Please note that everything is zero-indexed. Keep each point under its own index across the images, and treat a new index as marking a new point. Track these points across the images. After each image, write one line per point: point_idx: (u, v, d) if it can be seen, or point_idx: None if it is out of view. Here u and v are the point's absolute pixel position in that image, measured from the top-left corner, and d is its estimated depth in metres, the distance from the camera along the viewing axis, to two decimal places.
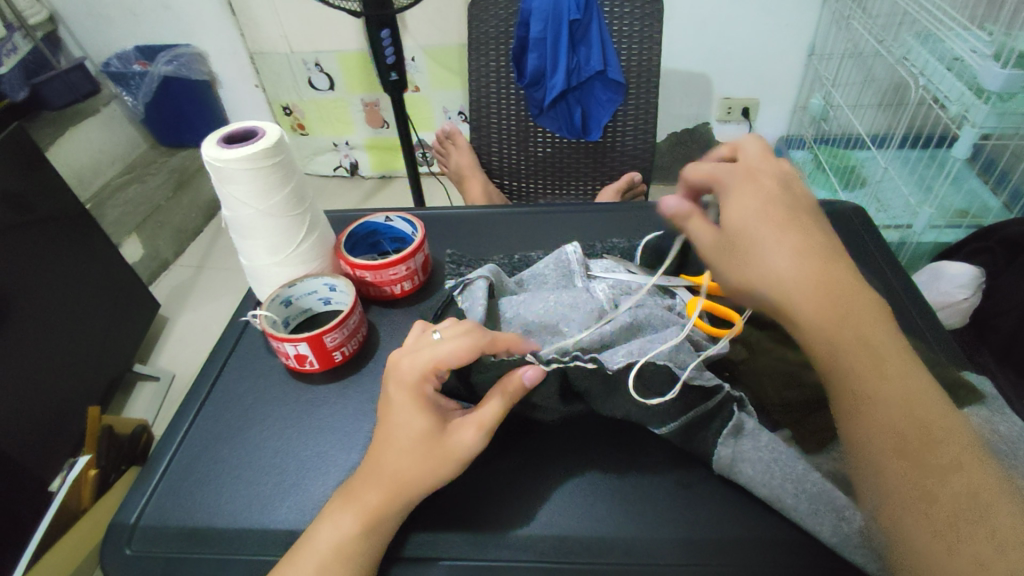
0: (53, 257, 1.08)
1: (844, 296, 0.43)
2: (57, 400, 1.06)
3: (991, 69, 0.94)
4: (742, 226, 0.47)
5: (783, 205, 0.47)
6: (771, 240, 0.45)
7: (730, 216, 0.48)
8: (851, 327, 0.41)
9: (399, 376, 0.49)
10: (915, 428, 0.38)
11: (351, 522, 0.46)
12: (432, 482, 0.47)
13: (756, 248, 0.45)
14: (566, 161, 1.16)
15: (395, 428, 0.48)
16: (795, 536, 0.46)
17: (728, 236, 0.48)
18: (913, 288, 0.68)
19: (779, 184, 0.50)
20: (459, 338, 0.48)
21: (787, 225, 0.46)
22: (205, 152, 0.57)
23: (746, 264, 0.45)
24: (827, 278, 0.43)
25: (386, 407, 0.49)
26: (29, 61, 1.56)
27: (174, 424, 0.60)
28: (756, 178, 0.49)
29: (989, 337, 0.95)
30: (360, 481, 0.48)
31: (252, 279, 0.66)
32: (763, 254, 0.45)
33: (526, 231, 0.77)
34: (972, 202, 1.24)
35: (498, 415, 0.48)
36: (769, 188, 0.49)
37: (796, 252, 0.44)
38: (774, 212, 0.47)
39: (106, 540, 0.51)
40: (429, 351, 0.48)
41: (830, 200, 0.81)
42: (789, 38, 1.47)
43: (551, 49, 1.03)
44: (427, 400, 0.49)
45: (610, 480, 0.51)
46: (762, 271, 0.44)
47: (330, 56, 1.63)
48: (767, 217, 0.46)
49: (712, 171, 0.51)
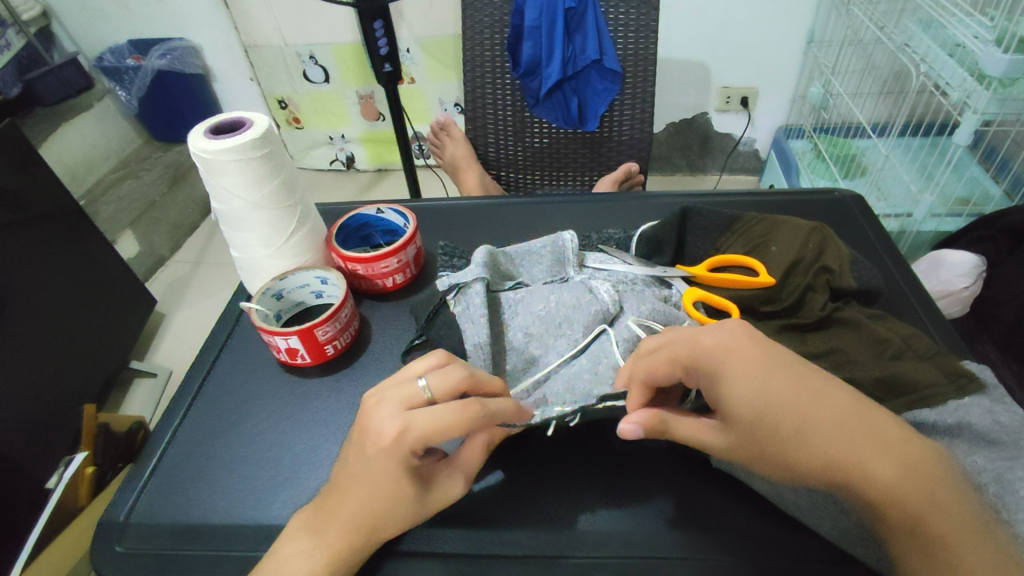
0: (46, 255, 1.07)
1: (860, 422, 0.39)
2: (51, 398, 1.05)
3: (991, 54, 0.92)
4: (750, 418, 0.40)
5: (777, 365, 0.40)
6: (797, 411, 0.39)
7: (736, 407, 0.40)
8: (878, 454, 0.37)
9: (378, 441, 0.41)
10: (945, 504, 0.37)
11: (317, 558, 0.43)
12: (404, 526, 0.45)
13: (780, 430, 0.39)
14: (564, 151, 1.15)
15: (368, 482, 0.43)
16: (795, 531, 0.46)
17: (742, 432, 0.40)
18: (914, 276, 0.67)
19: (758, 345, 0.41)
20: (462, 418, 0.41)
21: (798, 383, 0.39)
22: (193, 144, 0.56)
23: (782, 442, 0.39)
24: (851, 427, 0.38)
25: (357, 462, 0.43)
26: (22, 57, 1.52)
27: (167, 419, 0.59)
28: (732, 351, 0.41)
29: (991, 326, 0.93)
30: (328, 513, 0.44)
31: (245, 272, 0.64)
32: (791, 440, 0.39)
33: (521, 222, 0.76)
34: (973, 190, 1.23)
35: (480, 461, 0.46)
36: (752, 354, 0.40)
37: (819, 423, 0.38)
38: (776, 382, 0.39)
39: (97, 537, 0.51)
40: (424, 424, 0.41)
41: (829, 188, 0.80)
42: (789, 25, 1.45)
43: (547, 37, 1.02)
44: (409, 468, 0.43)
45: (598, 494, 0.49)
46: (793, 457, 0.39)
47: (325, 48, 1.61)
48: (774, 391, 0.39)
49: (669, 353, 0.43)
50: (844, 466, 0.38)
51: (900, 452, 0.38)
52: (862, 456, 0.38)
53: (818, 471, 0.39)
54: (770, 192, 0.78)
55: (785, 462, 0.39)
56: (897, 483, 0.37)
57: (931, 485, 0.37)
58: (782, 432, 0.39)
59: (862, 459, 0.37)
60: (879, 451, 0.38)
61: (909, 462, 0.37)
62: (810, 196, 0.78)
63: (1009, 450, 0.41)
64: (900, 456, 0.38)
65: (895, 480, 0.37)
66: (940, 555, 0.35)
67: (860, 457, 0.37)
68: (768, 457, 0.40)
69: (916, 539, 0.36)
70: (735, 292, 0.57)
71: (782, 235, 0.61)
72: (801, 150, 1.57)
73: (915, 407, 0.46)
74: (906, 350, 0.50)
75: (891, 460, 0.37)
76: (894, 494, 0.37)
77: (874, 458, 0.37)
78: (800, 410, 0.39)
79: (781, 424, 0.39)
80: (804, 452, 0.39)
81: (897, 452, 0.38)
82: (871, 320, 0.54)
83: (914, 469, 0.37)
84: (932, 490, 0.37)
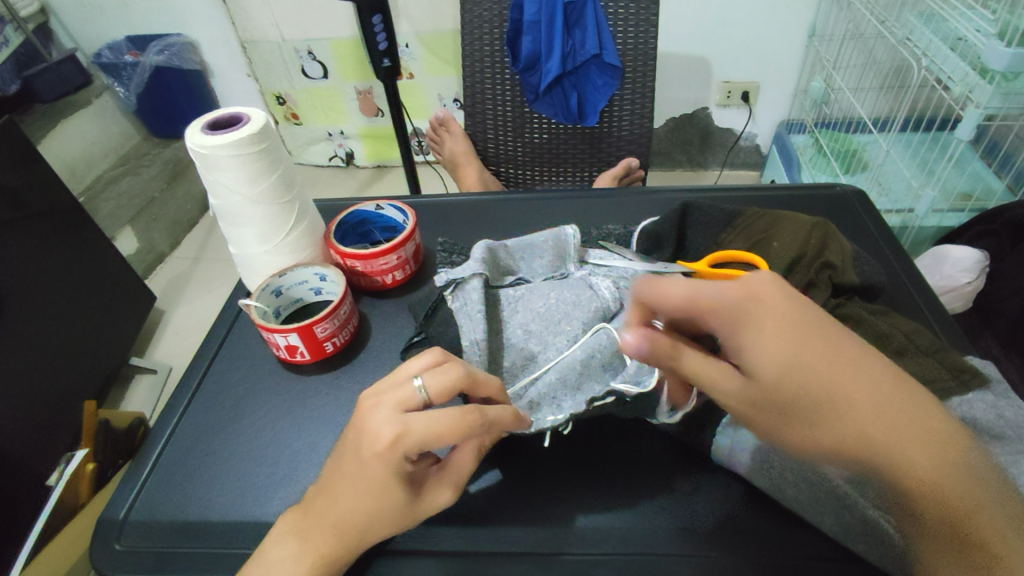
0: (45, 253, 1.07)
1: (905, 400, 0.34)
2: (51, 394, 1.05)
3: (994, 48, 0.92)
4: (778, 377, 0.36)
5: (817, 327, 0.36)
6: (837, 381, 0.34)
7: (767, 366, 0.36)
8: (919, 437, 0.33)
9: (373, 445, 0.41)
10: (986, 496, 0.33)
11: (301, 563, 0.43)
12: (392, 531, 0.45)
13: (811, 402, 0.35)
14: (563, 147, 1.14)
15: (358, 486, 0.43)
16: (796, 529, 0.46)
17: (769, 394, 0.36)
18: (915, 271, 0.66)
19: (793, 302, 0.37)
20: (456, 424, 0.41)
21: (838, 349, 0.35)
22: (190, 139, 0.56)
23: (814, 415, 0.35)
24: (886, 398, 0.34)
25: (349, 464, 0.43)
26: (20, 53, 1.51)
27: (165, 415, 0.59)
28: (766, 304, 0.37)
29: (994, 322, 0.93)
30: (316, 514, 0.44)
31: (242, 268, 0.64)
32: (821, 408, 0.35)
33: (520, 217, 0.76)
34: (975, 185, 1.23)
35: (471, 470, 0.46)
36: (787, 310, 0.37)
37: (856, 394, 0.34)
38: (814, 344, 0.35)
39: (96, 535, 0.51)
40: (420, 429, 0.40)
41: (830, 182, 0.79)
42: (790, 19, 1.44)
43: (547, 32, 1.03)
44: (401, 473, 0.42)
45: (592, 497, 0.49)
46: (824, 432, 0.35)
47: (324, 44, 1.60)
48: (808, 352, 0.35)
49: (692, 290, 0.40)
50: (875, 440, 0.34)
51: (942, 438, 0.34)
52: (896, 431, 0.33)
53: (848, 451, 0.35)
54: (771, 187, 0.78)
55: (813, 436, 0.35)
56: (933, 472, 0.33)
57: (975, 476, 0.33)
58: (813, 398, 0.35)
59: (902, 443, 0.33)
60: (918, 435, 0.33)
61: (951, 450, 0.33)
62: (811, 191, 0.78)
63: (1015, 444, 0.41)
64: (936, 435, 0.33)
65: (931, 467, 0.33)
66: (973, 546, 0.32)
67: (892, 430, 0.33)
68: (797, 427, 0.36)
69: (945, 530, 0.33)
70: None
71: (783, 230, 0.61)
72: (802, 145, 1.57)
73: None
74: (908, 345, 0.50)
75: (932, 445, 0.33)
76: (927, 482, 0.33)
77: (911, 443, 0.33)
78: (837, 380, 0.34)
79: (817, 393, 0.35)
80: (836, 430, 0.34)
81: (938, 437, 0.34)
82: (874, 315, 0.53)
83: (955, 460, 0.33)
84: (976, 483, 0.33)
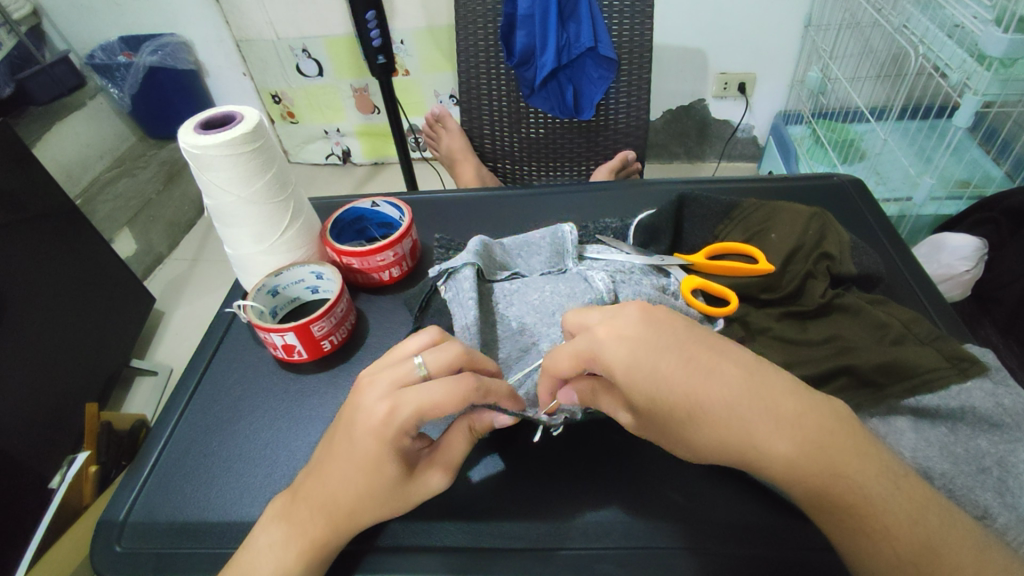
0: (45, 257, 1.07)
1: (766, 396, 0.36)
2: (53, 396, 1.05)
3: (992, 34, 0.91)
4: (651, 407, 0.38)
5: (675, 347, 0.38)
6: (697, 393, 0.36)
7: (635, 391, 0.38)
8: (785, 430, 0.36)
9: (368, 422, 0.41)
10: (862, 476, 0.36)
11: (289, 550, 0.43)
12: (382, 514, 0.45)
13: (679, 416, 0.37)
14: (560, 141, 1.14)
15: (351, 470, 0.43)
16: (795, 520, 0.45)
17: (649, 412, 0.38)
18: (913, 260, 0.66)
19: (652, 327, 0.39)
20: (452, 394, 0.40)
21: (700, 363, 0.37)
22: (182, 139, 0.55)
23: (683, 426, 0.37)
24: (754, 404, 0.36)
25: (340, 446, 0.43)
26: (14, 56, 1.50)
27: (164, 416, 0.59)
28: (627, 334, 0.39)
29: (993, 309, 0.93)
30: (306, 504, 0.44)
31: (239, 268, 0.64)
32: (694, 424, 0.36)
33: (517, 214, 0.76)
34: (973, 173, 1.22)
35: (463, 453, 0.46)
36: (652, 335, 0.38)
37: (718, 401, 0.36)
38: (670, 363, 0.37)
39: (96, 537, 0.51)
40: (414, 402, 0.40)
41: (828, 172, 0.79)
42: (787, 9, 1.43)
43: (540, 26, 1.01)
44: (400, 451, 0.42)
45: (586, 494, 0.49)
46: (700, 438, 0.37)
47: (317, 41, 1.59)
48: (668, 372, 0.37)
49: (571, 350, 0.41)
50: (749, 454, 0.36)
51: (807, 425, 0.36)
52: (762, 429, 0.35)
53: (726, 454, 0.37)
54: (770, 177, 0.78)
55: (690, 442, 0.38)
56: (804, 460, 0.36)
57: (843, 460, 0.36)
58: (678, 411, 0.37)
59: (769, 439, 0.35)
60: (782, 431, 0.35)
61: (819, 436, 0.36)
62: (809, 181, 0.77)
63: (1010, 433, 0.42)
64: (802, 424, 0.36)
65: (799, 456, 0.36)
66: (876, 524, 0.36)
67: (765, 437, 0.35)
68: (677, 435, 0.38)
69: (829, 506, 0.37)
70: (733, 279, 0.57)
71: (782, 221, 0.61)
72: (799, 135, 1.56)
73: (918, 391, 0.45)
74: (906, 334, 0.49)
75: (799, 435, 0.36)
76: (801, 467, 0.36)
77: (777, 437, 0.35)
78: (699, 394, 0.36)
79: (680, 409, 0.37)
80: (709, 437, 0.36)
81: (807, 425, 0.36)
82: (872, 305, 0.53)
83: (823, 445, 0.36)
84: (848, 463, 0.36)
